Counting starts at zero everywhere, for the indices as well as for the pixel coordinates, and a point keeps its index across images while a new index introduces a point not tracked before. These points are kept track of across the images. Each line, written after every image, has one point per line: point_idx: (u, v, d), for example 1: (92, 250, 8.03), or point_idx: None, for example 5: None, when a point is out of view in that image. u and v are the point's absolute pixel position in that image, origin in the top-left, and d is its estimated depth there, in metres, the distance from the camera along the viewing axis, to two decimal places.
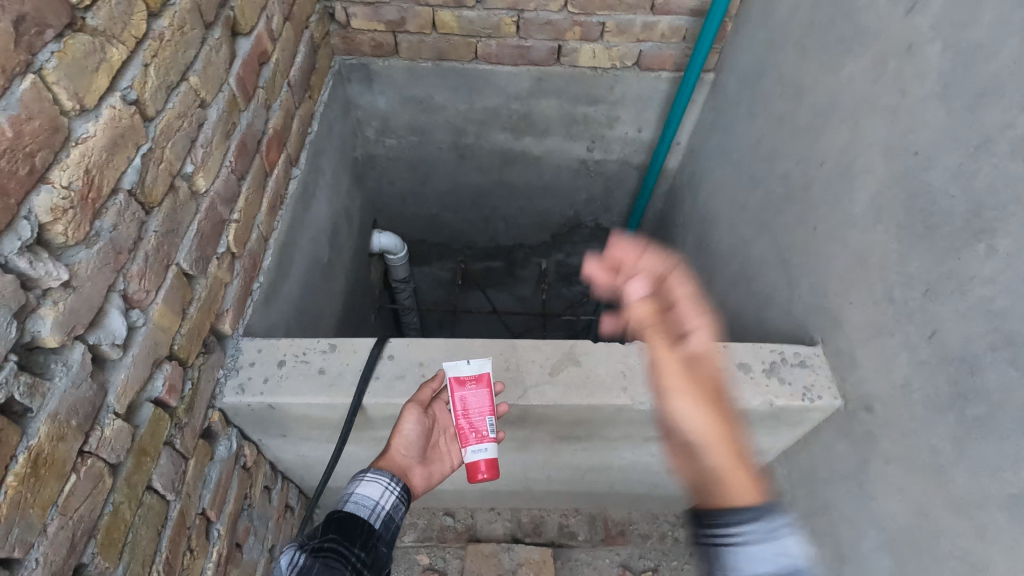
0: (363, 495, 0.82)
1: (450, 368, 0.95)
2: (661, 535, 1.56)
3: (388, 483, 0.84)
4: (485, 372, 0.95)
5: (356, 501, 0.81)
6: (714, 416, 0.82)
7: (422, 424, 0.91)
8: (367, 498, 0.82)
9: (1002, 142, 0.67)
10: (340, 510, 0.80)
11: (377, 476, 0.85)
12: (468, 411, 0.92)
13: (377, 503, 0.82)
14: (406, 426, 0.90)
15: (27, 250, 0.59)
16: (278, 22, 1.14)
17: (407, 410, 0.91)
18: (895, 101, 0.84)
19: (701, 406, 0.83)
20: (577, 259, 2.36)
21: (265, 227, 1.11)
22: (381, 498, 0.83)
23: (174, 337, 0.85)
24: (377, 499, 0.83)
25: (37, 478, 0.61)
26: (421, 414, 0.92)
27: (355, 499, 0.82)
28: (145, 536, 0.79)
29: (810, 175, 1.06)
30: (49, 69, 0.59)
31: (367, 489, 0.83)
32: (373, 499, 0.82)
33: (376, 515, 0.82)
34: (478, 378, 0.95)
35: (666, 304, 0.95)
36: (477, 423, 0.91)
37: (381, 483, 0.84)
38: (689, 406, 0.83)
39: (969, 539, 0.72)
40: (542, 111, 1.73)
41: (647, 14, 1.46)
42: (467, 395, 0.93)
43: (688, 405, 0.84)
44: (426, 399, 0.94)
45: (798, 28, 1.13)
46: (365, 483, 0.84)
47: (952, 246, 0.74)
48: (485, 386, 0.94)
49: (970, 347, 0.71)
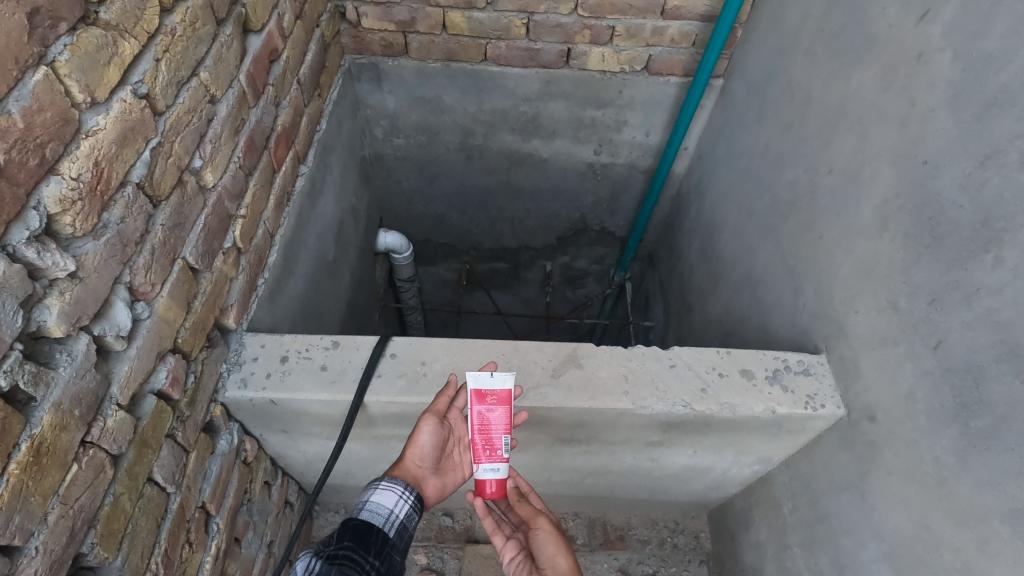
0: (377, 503, 0.83)
1: (472, 382, 0.91)
2: (660, 541, 1.55)
3: (401, 491, 0.85)
4: (507, 389, 0.92)
5: (371, 510, 0.82)
6: (569, 562, 0.84)
7: (438, 436, 0.92)
8: (381, 506, 0.83)
9: (1012, 152, 0.66)
10: (354, 518, 0.80)
11: (392, 484, 0.85)
12: (484, 428, 0.90)
13: (391, 512, 0.83)
14: (422, 437, 0.91)
15: (35, 240, 0.60)
16: (289, 20, 1.15)
17: (424, 421, 0.91)
18: (905, 109, 0.83)
19: (561, 553, 0.86)
20: (581, 262, 2.36)
21: (271, 224, 1.12)
22: (396, 507, 0.84)
23: (178, 330, 0.85)
24: (392, 508, 0.83)
25: (39, 467, 0.61)
26: (438, 426, 0.92)
27: (370, 507, 0.83)
28: (145, 528, 0.80)
29: (817, 183, 1.06)
30: (62, 61, 0.60)
31: (381, 497, 0.84)
32: (388, 508, 0.83)
33: (391, 523, 0.82)
34: (500, 394, 0.92)
35: (533, 508, 0.93)
36: (491, 442, 0.90)
37: (395, 492, 0.85)
38: (549, 546, 0.87)
39: (970, 552, 0.71)
40: (550, 114, 1.74)
41: (657, 19, 1.46)
42: (486, 410, 0.90)
43: (547, 544, 0.87)
44: (444, 411, 0.94)
45: (808, 35, 1.13)
46: (379, 491, 0.85)
47: (958, 256, 0.73)
48: (505, 404, 0.92)
49: (975, 358, 0.70)
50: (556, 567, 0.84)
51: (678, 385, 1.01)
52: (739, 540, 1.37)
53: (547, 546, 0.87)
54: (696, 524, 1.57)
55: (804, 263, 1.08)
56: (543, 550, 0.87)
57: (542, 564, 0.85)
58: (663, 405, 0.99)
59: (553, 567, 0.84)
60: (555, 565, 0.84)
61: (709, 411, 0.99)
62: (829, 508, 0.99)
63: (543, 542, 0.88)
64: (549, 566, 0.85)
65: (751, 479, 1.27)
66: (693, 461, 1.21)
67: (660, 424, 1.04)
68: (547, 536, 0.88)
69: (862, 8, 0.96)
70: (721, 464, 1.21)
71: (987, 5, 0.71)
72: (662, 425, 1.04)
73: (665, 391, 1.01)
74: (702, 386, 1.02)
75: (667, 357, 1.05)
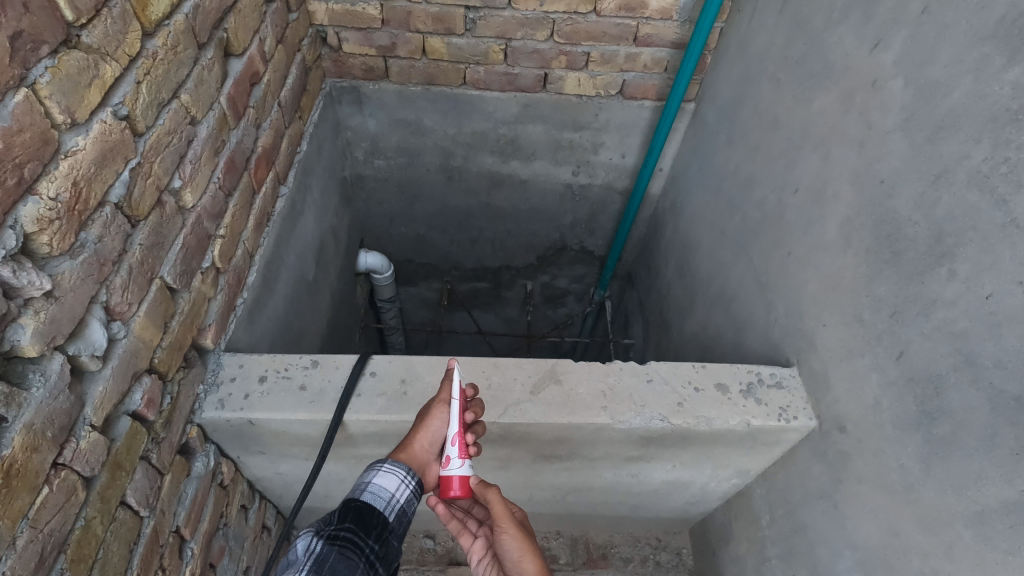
0: (379, 486, 0.80)
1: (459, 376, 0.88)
2: (642, 558, 1.56)
3: (404, 476, 0.82)
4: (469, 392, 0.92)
5: (373, 492, 0.79)
6: (536, 565, 0.82)
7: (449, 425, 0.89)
8: (383, 489, 0.80)
9: (960, 172, 0.70)
10: (357, 499, 0.78)
11: (394, 468, 0.82)
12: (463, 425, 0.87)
13: (393, 496, 0.80)
14: (434, 425, 0.87)
15: (11, 259, 0.60)
16: (270, 45, 1.17)
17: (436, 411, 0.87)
18: (862, 132, 0.88)
19: (527, 556, 0.83)
20: (562, 281, 2.39)
21: (251, 243, 1.12)
22: (397, 491, 0.81)
23: (154, 350, 0.85)
24: (393, 491, 0.81)
25: (9, 489, 0.60)
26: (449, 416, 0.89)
27: (371, 489, 0.80)
28: (116, 553, 0.78)
29: (785, 202, 1.10)
30: (43, 83, 0.61)
31: (383, 480, 0.81)
32: (390, 491, 0.80)
33: (391, 507, 0.80)
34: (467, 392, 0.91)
35: (502, 505, 0.83)
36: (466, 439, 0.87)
37: (397, 476, 0.82)
38: (514, 550, 0.83)
39: (936, 556, 0.73)
40: (528, 136, 1.77)
41: (630, 46, 1.51)
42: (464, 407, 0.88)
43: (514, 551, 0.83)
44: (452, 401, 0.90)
45: (772, 63, 1.18)
46: (381, 474, 0.82)
47: (915, 270, 0.77)
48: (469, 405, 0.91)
49: (934, 368, 0.73)
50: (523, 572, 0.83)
51: (655, 399, 1.03)
52: (720, 555, 1.37)
53: (512, 550, 0.83)
54: (678, 541, 1.57)
55: (774, 279, 1.12)
56: (508, 554, 0.84)
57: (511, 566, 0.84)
58: (641, 419, 1.01)
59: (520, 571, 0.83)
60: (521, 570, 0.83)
61: (686, 425, 1.01)
62: (806, 521, 1.00)
63: (508, 545, 0.83)
64: (516, 568, 0.83)
65: (730, 493, 1.29)
66: (672, 476, 1.22)
67: (639, 439, 1.05)
68: (512, 540, 0.83)
69: (822, 36, 1.01)
70: (699, 479, 1.22)
71: (933, 35, 0.75)
72: (641, 439, 1.05)
73: (643, 406, 1.02)
74: (678, 400, 1.03)
75: (645, 372, 1.07)
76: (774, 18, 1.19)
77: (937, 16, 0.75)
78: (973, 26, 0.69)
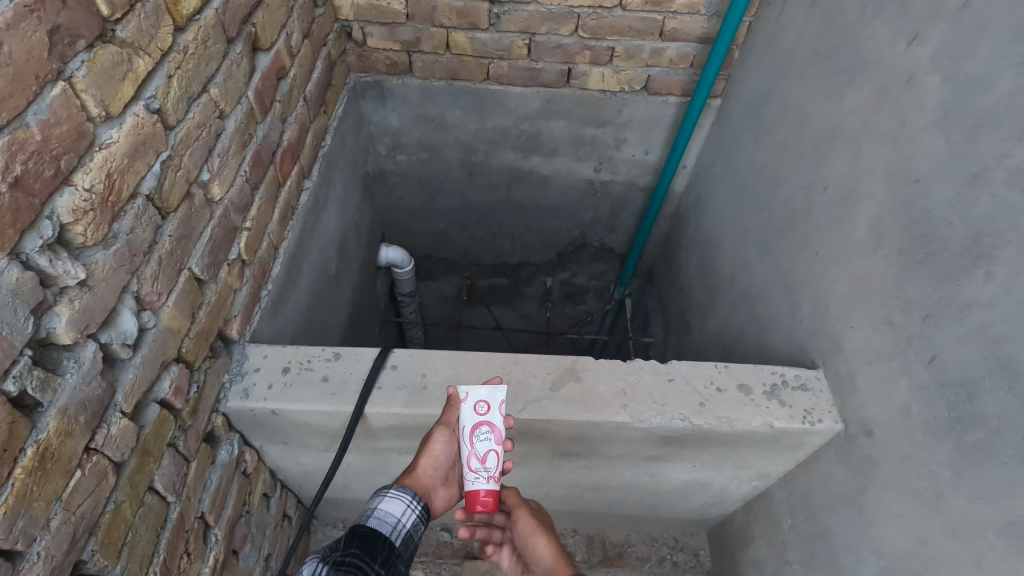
0: (385, 512, 0.81)
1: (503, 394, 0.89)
2: (659, 559, 1.55)
3: (409, 501, 0.83)
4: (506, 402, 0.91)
5: (378, 518, 0.80)
6: (551, 550, 0.86)
7: (452, 446, 0.91)
8: (389, 515, 0.81)
9: (1000, 171, 0.68)
10: (363, 524, 0.78)
11: (400, 493, 0.84)
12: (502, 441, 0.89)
13: (398, 521, 0.81)
14: (437, 447, 0.89)
15: (47, 249, 0.61)
16: (296, 39, 1.18)
17: (437, 432, 0.89)
18: (895, 129, 0.86)
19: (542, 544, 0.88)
20: (581, 279, 2.38)
21: (276, 236, 1.13)
22: (403, 516, 0.82)
23: (182, 340, 0.86)
24: (399, 517, 0.81)
25: (43, 472, 0.62)
26: (451, 437, 0.90)
27: (377, 515, 0.81)
28: (144, 537, 0.80)
29: (812, 201, 1.08)
30: (79, 77, 0.62)
31: (389, 505, 0.82)
32: (395, 516, 0.81)
33: (397, 532, 0.80)
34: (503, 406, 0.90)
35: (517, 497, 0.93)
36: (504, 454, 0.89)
37: (402, 501, 0.83)
38: (530, 536, 0.88)
39: (966, 567, 0.71)
40: (550, 132, 1.77)
41: (656, 40, 1.49)
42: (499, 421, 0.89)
43: (527, 534, 0.89)
44: (454, 422, 0.90)
45: (802, 58, 1.16)
46: (387, 500, 0.83)
47: (950, 271, 0.75)
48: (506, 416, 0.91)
49: (968, 373, 0.71)
50: (539, 559, 0.86)
51: (676, 399, 1.02)
52: (739, 557, 1.36)
53: (529, 536, 0.88)
54: (695, 542, 1.56)
55: (800, 278, 1.10)
56: (526, 542, 0.89)
57: (528, 557, 0.88)
58: (661, 418, 1.00)
59: (537, 558, 0.87)
60: (538, 558, 0.87)
61: (707, 425, 1.00)
62: (830, 525, 0.98)
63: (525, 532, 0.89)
64: (534, 558, 0.87)
65: (750, 496, 1.27)
66: (691, 477, 1.21)
67: (659, 438, 1.04)
68: (527, 526, 0.89)
69: (854, 30, 0.99)
70: (719, 480, 1.21)
71: (973, 29, 0.73)
72: (661, 439, 1.05)
73: (664, 405, 1.01)
74: (700, 400, 1.02)
75: (666, 371, 1.06)
76: (805, 13, 1.16)
77: (978, 9, 0.72)
78: (1015, 20, 0.67)
